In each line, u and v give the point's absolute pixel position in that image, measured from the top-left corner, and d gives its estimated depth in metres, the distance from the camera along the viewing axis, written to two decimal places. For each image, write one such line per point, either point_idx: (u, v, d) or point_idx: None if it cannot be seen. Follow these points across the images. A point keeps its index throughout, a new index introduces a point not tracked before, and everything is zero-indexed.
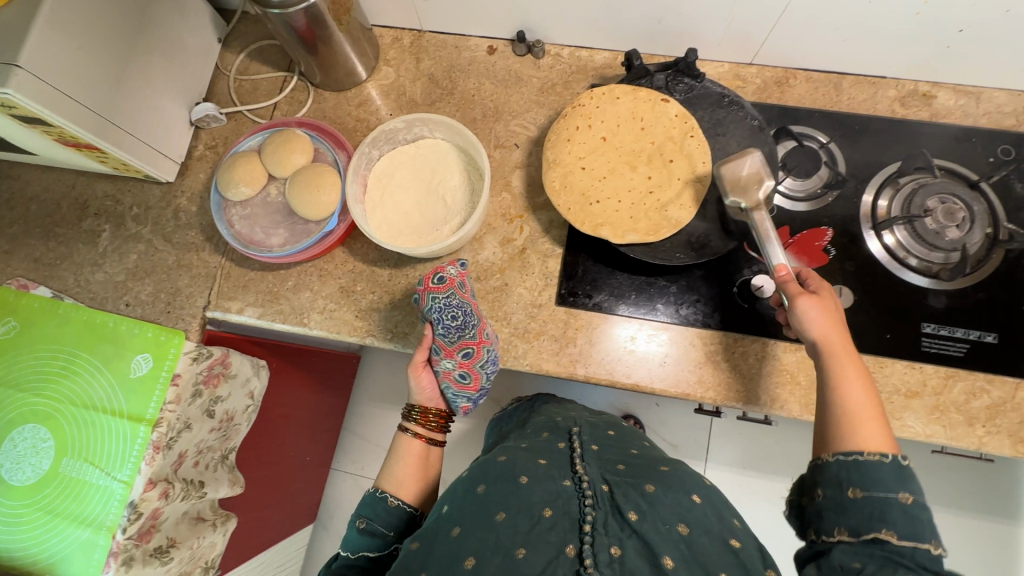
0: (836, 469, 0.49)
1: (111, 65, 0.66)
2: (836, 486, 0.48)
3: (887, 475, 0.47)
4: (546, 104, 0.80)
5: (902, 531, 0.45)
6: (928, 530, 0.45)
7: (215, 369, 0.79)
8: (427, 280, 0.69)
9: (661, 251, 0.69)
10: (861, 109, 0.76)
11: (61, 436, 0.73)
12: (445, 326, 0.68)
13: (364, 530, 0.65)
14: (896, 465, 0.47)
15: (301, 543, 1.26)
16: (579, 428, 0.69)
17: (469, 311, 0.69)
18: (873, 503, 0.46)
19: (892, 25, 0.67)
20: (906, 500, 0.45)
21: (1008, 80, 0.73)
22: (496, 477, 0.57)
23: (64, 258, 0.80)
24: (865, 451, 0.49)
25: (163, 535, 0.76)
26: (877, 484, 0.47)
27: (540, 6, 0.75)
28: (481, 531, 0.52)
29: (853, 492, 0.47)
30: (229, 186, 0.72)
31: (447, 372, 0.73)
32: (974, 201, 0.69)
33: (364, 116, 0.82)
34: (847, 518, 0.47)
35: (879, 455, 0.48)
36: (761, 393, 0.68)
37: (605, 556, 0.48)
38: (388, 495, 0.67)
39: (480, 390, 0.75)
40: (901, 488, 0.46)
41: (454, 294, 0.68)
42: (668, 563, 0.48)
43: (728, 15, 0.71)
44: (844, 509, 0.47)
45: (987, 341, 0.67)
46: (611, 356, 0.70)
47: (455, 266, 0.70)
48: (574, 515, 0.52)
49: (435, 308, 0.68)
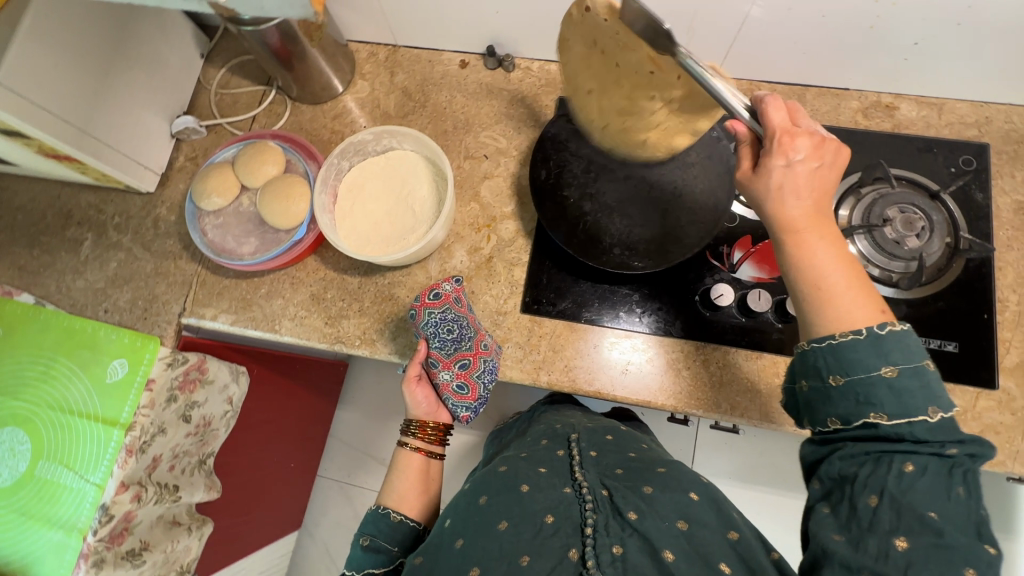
0: (814, 359, 0.49)
1: (92, 80, 0.69)
2: (818, 375, 0.49)
3: (864, 354, 0.47)
4: (515, 116, 0.81)
5: (892, 413, 0.46)
6: (919, 399, 0.46)
7: (192, 374, 0.80)
8: (423, 296, 0.70)
9: (616, 260, 0.70)
10: (824, 121, 0.77)
11: (38, 439, 0.75)
12: (441, 339, 0.70)
13: (368, 547, 0.64)
14: (872, 339, 0.47)
15: (285, 549, 1.27)
16: (578, 435, 0.68)
17: (465, 324, 0.70)
18: (857, 388, 0.47)
19: (848, 38, 0.69)
20: (889, 374, 0.46)
21: (968, 92, 0.74)
22: (497, 489, 0.56)
23: (47, 266, 0.83)
24: (838, 332, 0.48)
25: (135, 538, 0.77)
26: (856, 366, 0.47)
27: (507, 21, 0.77)
28: (484, 541, 0.51)
29: (834, 380, 0.48)
30: (202, 196, 0.75)
31: (446, 384, 0.73)
32: (933, 211, 0.69)
33: (339, 128, 0.84)
34: (836, 407, 0.48)
35: (853, 333, 0.47)
36: (721, 400, 0.68)
37: (608, 556, 0.47)
38: (391, 511, 0.67)
39: (479, 400, 0.74)
40: (880, 362, 0.46)
41: (449, 309, 0.70)
42: (669, 557, 0.46)
43: (688, 30, 0.72)
44: (832, 399, 0.48)
45: (947, 350, 0.67)
46: (589, 358, 0.71)
47: (449, 282, 0.71)
48: (576, 520, 0.51)
49: (431, 323, 0.69)
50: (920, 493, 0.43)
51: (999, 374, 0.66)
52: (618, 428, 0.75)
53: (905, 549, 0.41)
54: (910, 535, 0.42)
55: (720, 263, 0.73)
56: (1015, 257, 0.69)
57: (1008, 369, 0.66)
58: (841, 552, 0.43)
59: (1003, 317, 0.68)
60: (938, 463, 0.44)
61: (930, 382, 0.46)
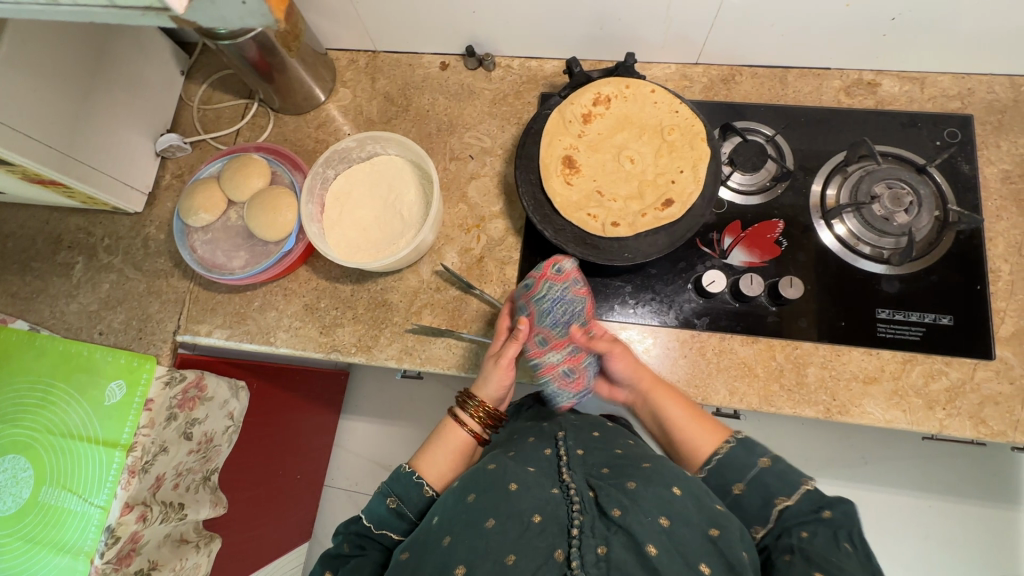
0: (714, 481, 0.59)
1: (72, 103, 0.69)
2: (724, 491, 0.58)
3: (740, 455, 0.58)
4: (499, 115, 0.81)
5: (789, 493, 0.54)
6: (797, 475, 0.56)
7: (191, 392, 0.80)
8: (545, 269, 0.67)
9: (607, 252, 0.68)
10: (807, 101, 0.77)
11: (40, 465, 0.75)
12: (557, 317, 0.66)
13: (393, 510, 0.62)
14: (740, 443, 0.59)
15: (296, 560, 1.27)
16: (565, 432, 0.67)
17: (584, 303, 0.67)
18: (755, 486, 0.56)
19: (825, 19, 0.69)
20: (765, 464, 0.57)
21: (950, 63, 0.73)
22: (485, 486, 0.56)
23: (40, 292, 0.83)
24: (716, 450, 0.60)
25: (144, 558, 0.77)
26: (742, 468, 0.58)
27: (485, 20, 0.77)
28: (472, 538, 0.51)
29: (737, 488, 0.57)
30: (189, 213, 0.74)
31: (552, 367, 0.67)
32: (921, 185, 0.69)
33: (323, 137, 0.84)
34: (746, 512, 0.56)
35: (724, 444, 0.60)
36: (720, 387, 0.68)
37: (592, 556, 0.48)
38: (425, 483, 0.64)
39: (582, 392, 0.68)
40: (754, 457, 0.58)
41: (572, 285, 0.66)
42: (652, 551, 0.47)
43: (666, 19, 0.72)
44: (740, 507, 0.57)
45: (942, 323, 0.67)
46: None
47: (564, 266, 0.66)
48: (563, 520, 0.51)
49: (551, 297, 0.66)
50: (820, 547, 0.49)
51: (995, 344, 0.66)
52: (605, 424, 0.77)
53: None
54: (823, 569, 0.47)
55: (711, 250, 0.73)
56: (1005, 226, 0.69)
57: (1004, 339, 0.66)
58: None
59: (996, 287, 0.68)
60: (825, 525, 0.51)
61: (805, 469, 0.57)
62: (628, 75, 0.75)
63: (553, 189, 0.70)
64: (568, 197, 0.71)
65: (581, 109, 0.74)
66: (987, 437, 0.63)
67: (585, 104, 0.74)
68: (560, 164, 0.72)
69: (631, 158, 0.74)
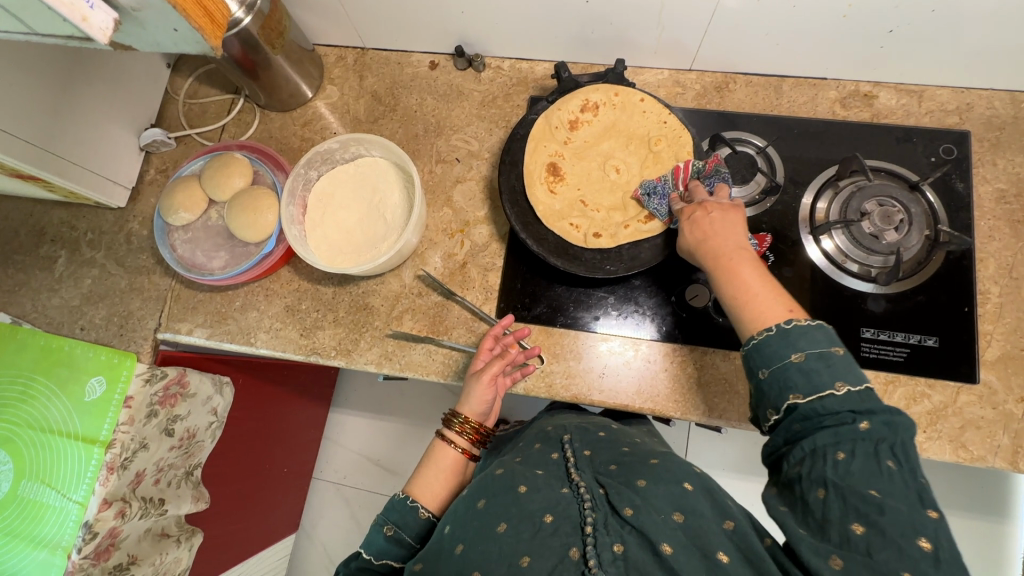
0: (745, 362, 0.53)
1: (51, 98, 0.68)
2: (751, 375, 0.53)
3: (777, 346, 0.51)
4: (487, 118, 0.80)
5: (810, 390, 0.48)
6: (828, 377, 0.48)
7: (172, 389, 0.79)
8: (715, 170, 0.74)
9: (588, 264, 0.67)
10: (801, 112, 0.75)
11: (20, 460, 0.75)
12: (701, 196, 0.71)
13: (392, 537, 0.62)
14: (781, 332, 0.51)
15: (282, 552, 1.28)
16: (570, 437, 0.67)
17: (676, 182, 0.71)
18: (777, 377, 0.50)
19: (820, 28, 0.67)
20: (799, 359, 0.49)
21: (950, 77, 0.71)
22: (495, 489, 0.55)
23: (22, 285, 0.82)
24: (756, 333, 0.53)
25: (123, 552, 0.77)
26: (773, 358, 0.50)
27: (474, 20, 0.75)
28: (485, 542, 0.51)
29: (761, 373, 0.51)
30: (170, 211, 0.74)
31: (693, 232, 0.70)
32: (912, 203, 0.67)
33: (309, 136, 0.83)
34: (769, 400, 0.50)
35: (764, 330, 0.52)
36: (700, 403, 0.67)
37: (609, 555, 0.47)
38: (420, 504, 0.64)
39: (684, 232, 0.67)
40: (789, 351, 0.50)
41: None
42: (667, 549, 0.46)
43: (658, 24, 0.70)
44: (763, 393, 0.51)
45: (927, 344, 0.66)
46: (572, 361, 0.70)
47: (650, 199, 0.67)
48: (575, 519, 0.51)
49: None
50: (857, 478, 0.43)
51: (980, 367, 0.65)
52: (610, 424, 0.75)
53: (862, 533, 0.41)
54: (863, 520, 0.41)
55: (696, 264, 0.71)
56: (997, 248, 0.68)
57: (989, 362, 0.65)
58: (806, 540, 0.43)
59: (984, 310, 0.67)
60: (861, 443, 0.44)
61: (839, 361, 0.49)
62: (618, 81, 0.73)
63: (536, 197, 0.70)
64: (551, 206, 0.71)
65: (568, 115, 0.73)
66: (967, 462, 0.63)
67: (572, 111, 0.73)
68: (544, 172, 0.72)
69: (617, 168, 0.74)
